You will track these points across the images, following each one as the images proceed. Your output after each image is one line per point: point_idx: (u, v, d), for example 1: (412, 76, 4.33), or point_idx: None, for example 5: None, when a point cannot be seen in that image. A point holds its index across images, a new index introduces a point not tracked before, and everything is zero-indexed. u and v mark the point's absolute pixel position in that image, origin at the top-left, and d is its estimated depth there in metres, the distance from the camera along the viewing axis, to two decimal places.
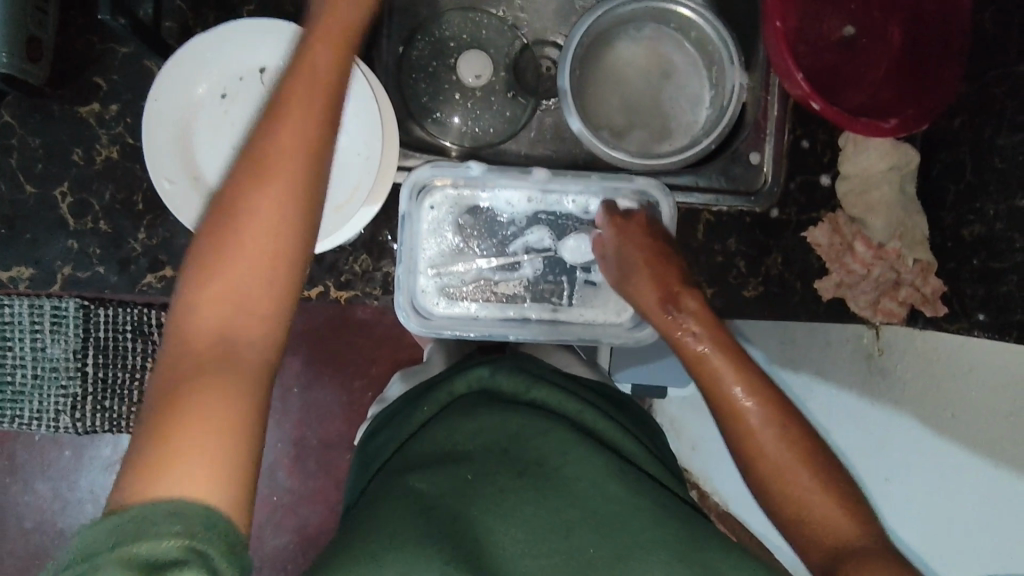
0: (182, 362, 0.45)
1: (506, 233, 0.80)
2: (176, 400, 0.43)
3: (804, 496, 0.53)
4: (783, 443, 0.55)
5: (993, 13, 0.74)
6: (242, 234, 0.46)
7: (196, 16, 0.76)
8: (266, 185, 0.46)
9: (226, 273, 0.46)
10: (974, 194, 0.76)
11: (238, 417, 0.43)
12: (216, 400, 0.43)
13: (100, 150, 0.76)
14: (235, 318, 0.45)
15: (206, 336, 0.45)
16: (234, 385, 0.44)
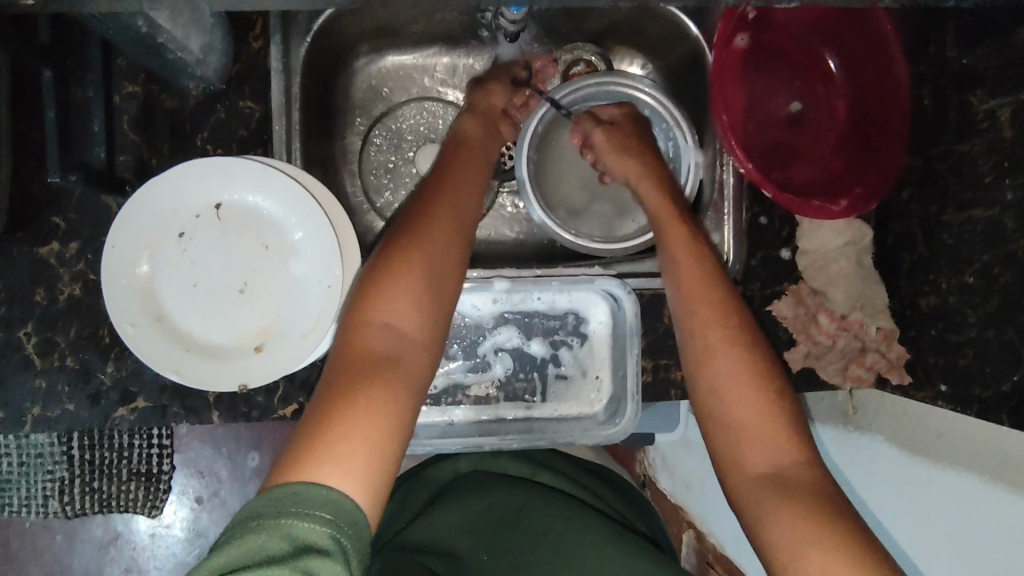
0: (363, 363, 0.59)
1: (475, 336, 0.81)
2: (360, 394, 0.56)
3: (744, 435, 0.65)
4: (747, 386, 0.66)
5: (931, 90, 0.74)
6: (406, 267, 0.64)
7: (152, 148, 0.76)
8: (435, 241, 0.67)
9: (396, 293, 0.63)
10: (928, 266, 0.77)
11: (405, 400, 0.59)
12: (393, 388, 0.58)
13: (62, 289, 0.75)
14: (410, 320, 0.63)
15: (368, 347, 0.60)
16: (402, 383, 0.59)
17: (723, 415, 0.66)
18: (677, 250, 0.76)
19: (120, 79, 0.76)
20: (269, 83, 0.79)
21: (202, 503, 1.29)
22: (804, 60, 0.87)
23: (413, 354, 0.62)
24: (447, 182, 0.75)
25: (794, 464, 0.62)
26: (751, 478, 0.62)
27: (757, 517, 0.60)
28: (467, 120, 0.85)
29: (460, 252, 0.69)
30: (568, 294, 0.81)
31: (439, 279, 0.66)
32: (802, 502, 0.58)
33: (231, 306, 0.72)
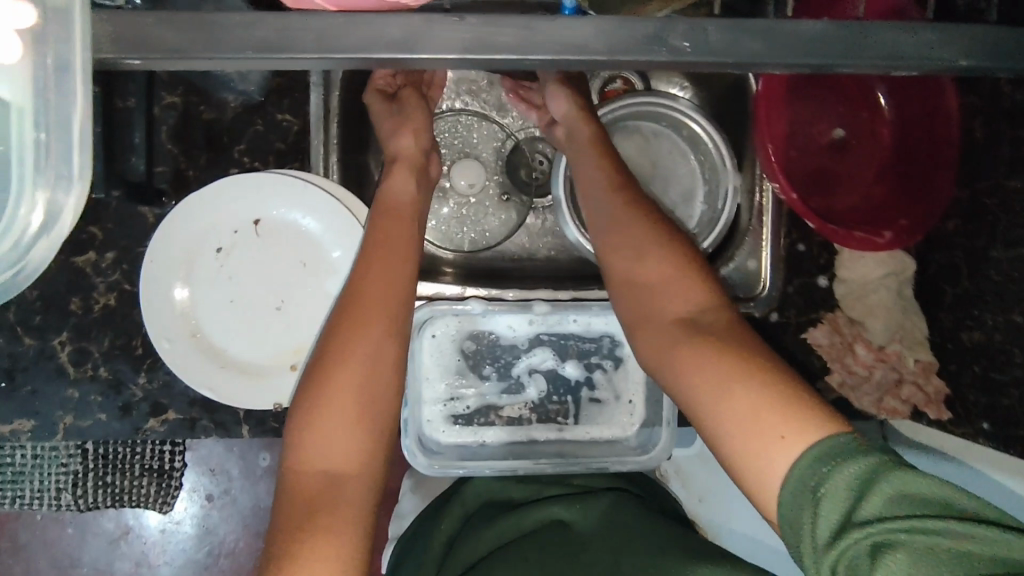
0: (297, 513, 0.55)
1: (509, 357, 0.81)
2: (297, 553, 0.53)
3: (666, 298, 0.63)
4: (667, 270, 0.64)
5: (983, 121, 0.72)
6: (337, 391, 0.58)
7: (190, 159, 0.75)
8: (358, 355, 0.60)
9: (326, 424, 0.58)
10: (972, 300, 0.75)
11: (342, 543, 0.54)
12: (334, 539, 0.54)
13: (98, 299, 0.75)
14: (342, 455, 0.57)
15: (302, 499, 0.56)
16: (340, 532, 0.54)
17: (645, 299, 0.65)
18: (597, 192, 0.74)
19: (160, 89, 0.74)
20: (308, 97, 0.78)
21: (213, 501, 1.25)
22: (850, 85, 0.86)
23: (351, 489, 0.57)
24: (371, 262, 0.65)
25: (714, 321, 0.60)
26: (664, 334, 0.61)
27: (674, 374, 0.58)
28: (393, 177, 0.72)
29: (393, 355, 0.61)
30: (605, 318, 0.80)
31: (372, 393, 0.59)
32: (711, 340, 0.57)
33: (267, 323, 0.71)
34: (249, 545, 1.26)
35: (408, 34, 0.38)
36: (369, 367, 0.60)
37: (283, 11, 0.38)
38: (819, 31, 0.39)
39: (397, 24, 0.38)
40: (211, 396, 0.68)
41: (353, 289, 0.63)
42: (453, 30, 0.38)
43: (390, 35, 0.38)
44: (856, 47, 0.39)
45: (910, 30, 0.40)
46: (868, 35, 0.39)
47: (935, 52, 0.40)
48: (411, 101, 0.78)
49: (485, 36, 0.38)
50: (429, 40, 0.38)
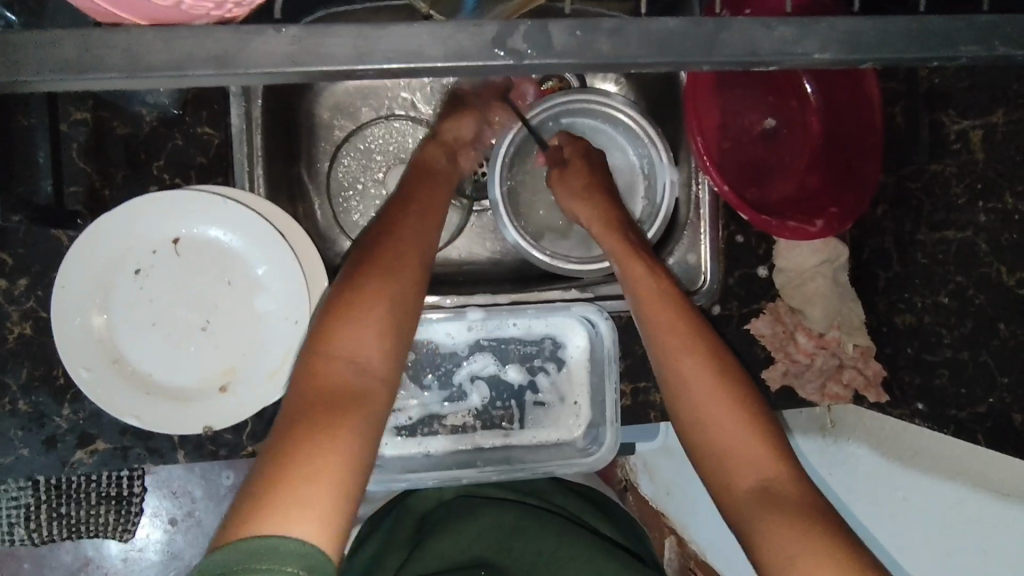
0: (311, 400, 0.56)
1: (449, 364, 0.79)
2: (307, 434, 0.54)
3: (734, 447, 0.64)
4: (733, 417, 0.65)
5: (903, 105, 0.74)
6: (367, 299, 0.62)
7: (105, 177, 0.72)
8: (398, 272, 0.65)
9: (355, 326, 0.61)
10: (902, 284, 0.76)
11: (359, 431, 0.56)
12: (360, 430, 0.56)
13: (12, 328, 0.71)
14: (371, 358, 0.61)
15: (330, 386, 0.58)
16: (366, 426, 0.57)
17: (704, 433, 0.66)
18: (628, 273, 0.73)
19: (66, 104, 0.71)
20: (228, 108, 0.76)
21: (177, 525, 1.21)
22: (777, 76, 0.86)
23: (375, 393, 0.60)
24: (407, 208, 0.72)
25: (780, 482, 0.61)
26: (740, 491, 0.62)
27: (749, 526, 0.59)
28: (427, 148, 0.81)
29: (421, 284, 0.67)
30: (545, 319, 0.79)
31: (396, 313, 0.63)
32: (793, 514, 0.58)
33: (192, 345, 0.69)
34: None
35: (227, 49, 0.34)
36: (404, 282, 0.65)
37: (95, 28, 0.33)
38: (671, 28, 0.35)
39: (214, 38, 0.33)
40: (135, 424, 0.66)
41: (387, 222, 0.69)
42: (278, 43, 0.34)
43: (210, 50, 0.33)
44: (712, 46, 0.36)
45: (766, 24, 0.36)
46: (726, 31, 0.36)
47: (798, 45, 0.36)
48: (470, 99, 0.85)
49: (312, 47, 0.34)
50: (245, 54, 0.34)
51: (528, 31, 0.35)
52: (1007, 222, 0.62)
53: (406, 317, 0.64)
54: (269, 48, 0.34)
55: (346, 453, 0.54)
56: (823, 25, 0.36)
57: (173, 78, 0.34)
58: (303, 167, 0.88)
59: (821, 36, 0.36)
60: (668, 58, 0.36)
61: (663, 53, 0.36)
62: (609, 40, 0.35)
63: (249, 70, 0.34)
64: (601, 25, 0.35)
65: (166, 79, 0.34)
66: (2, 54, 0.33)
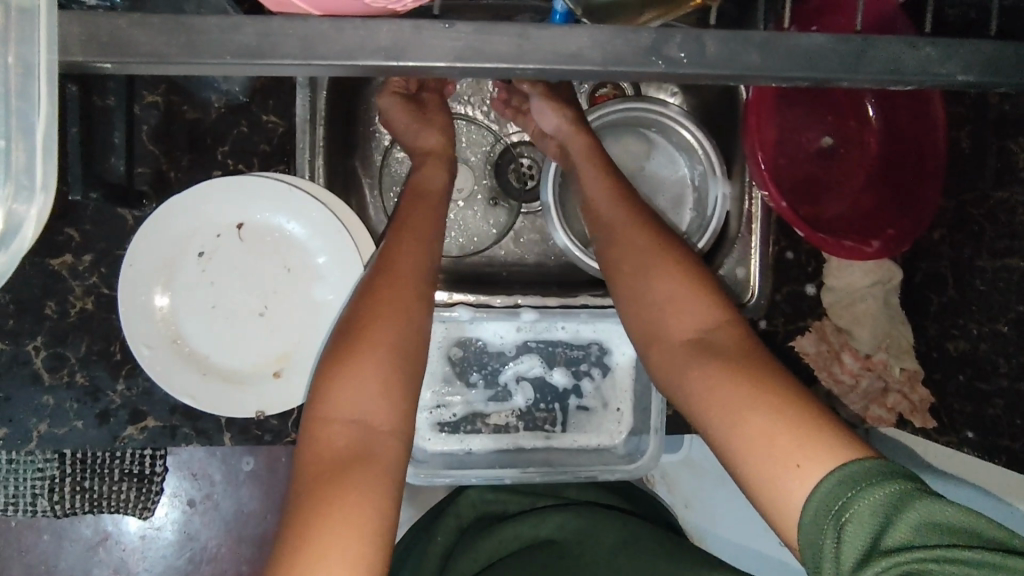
0: (322, 466, 0.56)
1: (496, 364, 0.80)
2: (321, 503, 0.54)
3: (672, 315, 0.63)
4: (675, 284, 0.63)
5: (969, 131, 0.73)
6: (361, 352, 0.60)
7: (172, 160, 0.74)
8: (387, 310, 0.63)
9: (352, 381, 0.59)
10: (957, 310, 0.76)
11: (378, 486, 0.56)
12: (369, 484, 0.55)
13: (74, 302, 0.73)
14: (373, 411, 0.59)
15: (334, 447, 0.58)
16: (376, 485, 0.56)
17: (648, 310, 0.64)
18: (593, 188, 0.74)
19: (141, 87, 0.72)
20: (293, 99, 0.76)
21: (195, 505, 1.23)
22: (837, 94, 0.86)
23: (384, 441, 0.59)
24: (403, 230, 0.69)
25: (722, 337, 0.60)
26: (676, 357, 0.61)
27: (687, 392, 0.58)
28: (425, 167, 0.77)
29: (421, 318, 0.64)
30: (594, 325, 0.80)
31: (394, 359, 0.61)
32: (726, 362, 0.57)
33: (248, 329, 0.70)
34: (233, 551, 1.23)
35: (396, 42, 0.36)
36: (398, 321, 0.63)
37: (263, 15, 0.36)
38: (818, 44, 0.38)
39: (386, 30, 0.37)
40: (190, 404, 0.66)
41: (382, 254, 0.67)
42: (445, 38, 0.37)
43: (379, 42, 0.36)
44: (860, 61, 0.38)
45: (913, 45, 0.38)
46: (873, 48, 0.38)
47: (935, 66, 0.38)
48: (425, 105, 0.83)
49: (480, 45, 0.37)
50: (415, 47, 0.36)
51: (682, 40, 0.37)
52: None
53: (406, 355, 0.62)
54: (435, 41, 0.37)
55: (364, 509, 0.54)
56: (967, 48, 0.38)
57: (340, 66, 0.37)
58: (356, 161, 0.89)
59: (964, 57, 0.39)
60: (804, 71, 0.38)
61: (812, 68, 0.38)
62: (759, 53, 0.37)
63: (418, 65, 0.37)
64: (754, 37, 0.38)
65: (329, 66, 0.37)
66: (184, 37, 0.36)
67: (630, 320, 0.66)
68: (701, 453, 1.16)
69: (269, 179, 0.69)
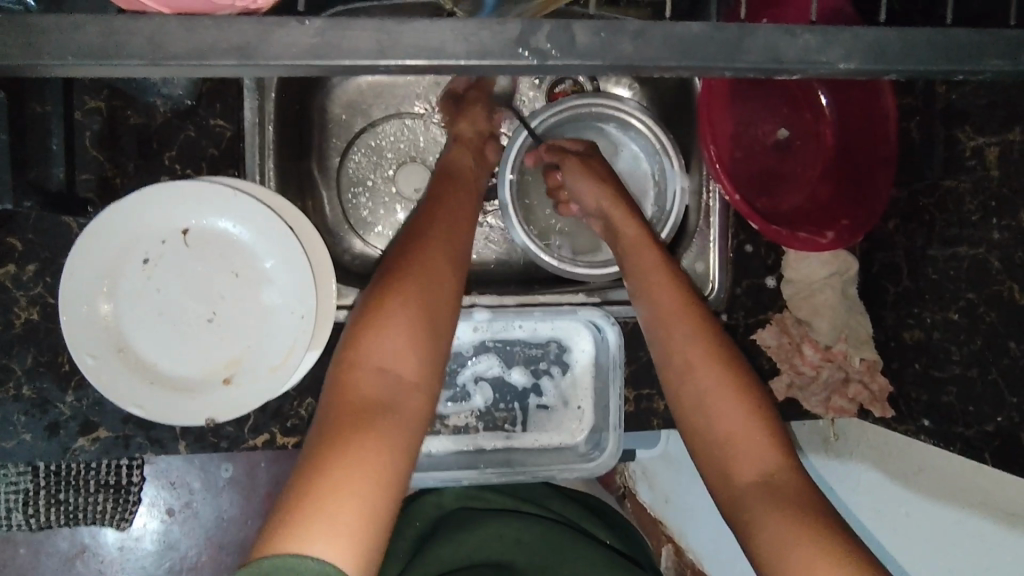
0: (346, 409, 0.56)
1: (454, 365, 0.79)
2: (340, 443, 0.53)
3: (740, 454, 0.63)
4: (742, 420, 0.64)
5: (919, 121, 0.74)
6: (396, 308, 0.61)
7: (116, 166, 0.73)
8: (430, 271, 0.64)
9: (385, 333, 0.60)
10: (911, 299, 0.77)
11: (393, 436, 0.56)
12: (390, 434, 0.55)
13: (18, 313, 0.71)
14: (404, 359, 0.60)
15: (361, 392, 0.58)
16: (397, 428, 0.56)
17: (711, 432, 0.65)
18: (626, 243, 0.77)
19: (82, 93, 0.71)
20: (242, 102, 0.76)
21: (173, 515, 1.21)
22: (791, 85, 0.86)
23: (409, 395, 0.59)
24: (438, 209, 0.71)
25: (789, 483, 0.60)
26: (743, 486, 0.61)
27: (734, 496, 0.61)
28: (454, 151, 0.80)
29: (454, 288, 0.66)
30: (551, 323, 0.79)
31: (427, 323, 0.62)
32: (789, 510, 0.56)
33: (196, 336, 0.69)
34: (213, 559, 1.22)
35: (246, 40, 0.33)
36: (434, 290, 0.64)
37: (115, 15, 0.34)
38: (694, 33, 0.35)
39: (238, 26, 0.33)
40: (137, 414, 0.65)
41: (417, 227, 0.69)
42: (300, 35, 0.34)
43: (232, 40, 0.33)
44: (736, 49, 0.35)
45: (790, 32, 0.36)
46: (748, 36, 0.35)
47: (822, 53, 0.36)
48: (466, 101, 0.85)
49: (336, 39, 0.34)
50: (268, 45, 0.34)
51: (552, 31, 0.35)
52: (1019, 240, 0.62)
53: (439, 327, 0.64)
54: (289, 39, 0.34)
55: (383, 458, 0.54)
56: (847, 34, 0.36)
57: (195, 67, 0.34)
58: (312, 163, 0.88)
59: (848, 44, 0.36)
60: (684, 61, 0.35)
61: (684, 55, 0.36)
62: (632, 41, 0.35)
63: (270, 62, 0.34)
64: (625, 26, 0.35)
65: (184, 67, 0.34)
66: (18, 35, 0.33)
67: (657, 356, 0.70)
68: (677, 448, 1.16)
69: (215, 182, 0.68)
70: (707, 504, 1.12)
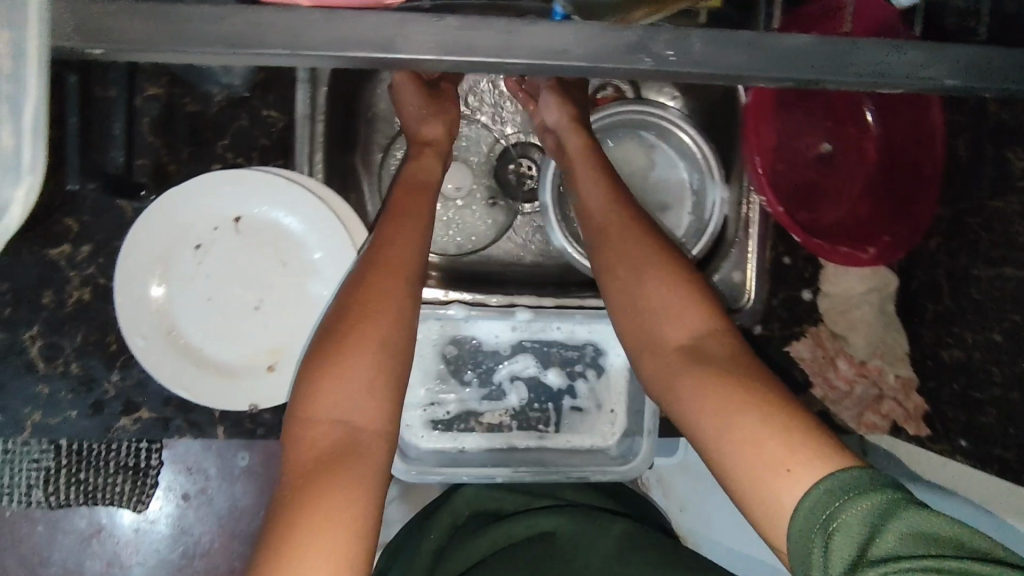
0: (304, 471, 0.55)
1: (491, 363, 0.80)
2: (301, 511, 0.53)
3: (666, 320, 0.62)
4: (670, 293, 0.62)
5: (967, 140, 0.74)
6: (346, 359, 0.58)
7: (170, 151, 0.74)
8: (380, 306, 0.61)
9: (337, 386, 0.58)
10: (951, 317, 0.76)
11: (355, 495, 0.54)
12: (354, 493, 0.54)
13: (71, 292, 0.73)
14: (362, 409, 0.58)
15: (318, 449, 0.56)
16: (360, 484, 0.55)
17: (659, 356, 0.62)
18: (584, 185, 0.73)
19: (142, 79, 0.73)
20: (294, 93, 0.77)
21: (189, 500, 1.22)
22: (837, 99, 0.86)
23: (368, 444, 0.57)
24: (394, 218, 0.66)
25: (717, 347, 0.59)
26: (673, 372, 0.60)
27: (677, 400, 0.58)
28: (421, 159, 0.75)
29: (410, 315, 0.62)
30: (589, 325, 0.80)
31: (382, 364, 0.59)
32: (721, 371, 0.56)
33: (244, 323, 0.70)
34: (225, 546, 1.24)
35: (383, 36, 0.39)
36: (384, 322, 0.60)
37: (254, 7, 0.39)
38: (800, 45, 0.40)
39: (374, 23, 0.38)
40: (185, 396, 0.67)
41: (371, 251, 0.64)
42: (431, 32, 0.39)
43: (368, 35, 0.38)
44: (835, 62, 0.40)
45: (884, 49, 0.41)
46: (843, 53, 0.40)
47: (907, 70, 0.41)
48: (423, 97, 0.80)
49: (461, 39, 0.39)
50: (406, 41, 0.39)
51: (668, 38, 0.39)
52: None
53: (394, 362, 0.60)
54: (422, 36, 0.38)
55: (347, 518, 0.53)
56: (928, 54, 0.41)
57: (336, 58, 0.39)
58: (353, 155, 0.89)
59: (932, 62, 0.41)
60: (785, 73, 0.40)
61: (791, 66, 0.40)
62: (740, 51, 0.40)
63: (408, 56, 0.39)
64: (735, 37, 0.40)
65: (325, 56, 0.39)
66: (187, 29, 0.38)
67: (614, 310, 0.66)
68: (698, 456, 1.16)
69: (267, 172, 0.69)
70: (727, 514, 1.11)
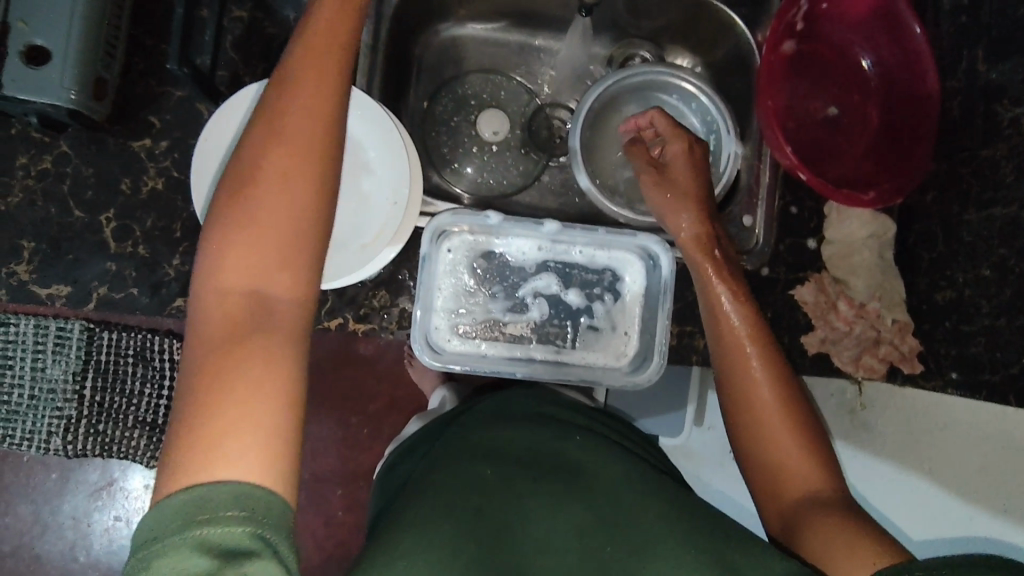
0: (215, 339, 0.46)
1: (517, 278, 0.87)
2: (218, 369, 0.45)
3: (759, 389, 0.68)
4: (777, 405, 0.66)
5: (961, 99, 0.82)
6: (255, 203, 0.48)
7: (247, 65, 0.84)
8: (285, 149, 0.49)
9: (241, 235, 0.47)
10: (946, 262, 0.83)
11: (273, 362, 0.46)
12: (268, 357, 0.46)
13: (147, 181, 0.82)
14: (268, 266, 0.47)
15: (227, 311, 0.47)
16: (276, 352, 0.46)
17: (757, 423, 0.67)
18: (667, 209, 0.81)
19: (231, 3, 0.83)
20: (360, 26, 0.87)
21: None
22: (844, 70, 0.95)
23: (279, 311, 0.48)
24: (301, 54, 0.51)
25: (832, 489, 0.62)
26: (782, 501, 0.63)
27: (759, 474, 0.65)
28: None
29: (317, 159, 0.49)
30: (608, 250, 0.87)
31: (295, 218, 0.48)
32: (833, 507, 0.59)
33: None
34: None
35: None
36: (293, 173, 0.49)
37: None
38: None
39: None
40: None
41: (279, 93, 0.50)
42: None
43: None
44: None
45: None
46: None
47: None
48: None
49: None
50: None
51: None
52: None
53: (313, 218, 0.49)
54: None
55: (279, 390, 0.46)
56: None
57: None
58: (404, 100, 0.99)
59: None
60: None
61: None
62: None
63: None
64: None
65: None
66: None
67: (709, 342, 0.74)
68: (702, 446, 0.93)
69: None
70: None
